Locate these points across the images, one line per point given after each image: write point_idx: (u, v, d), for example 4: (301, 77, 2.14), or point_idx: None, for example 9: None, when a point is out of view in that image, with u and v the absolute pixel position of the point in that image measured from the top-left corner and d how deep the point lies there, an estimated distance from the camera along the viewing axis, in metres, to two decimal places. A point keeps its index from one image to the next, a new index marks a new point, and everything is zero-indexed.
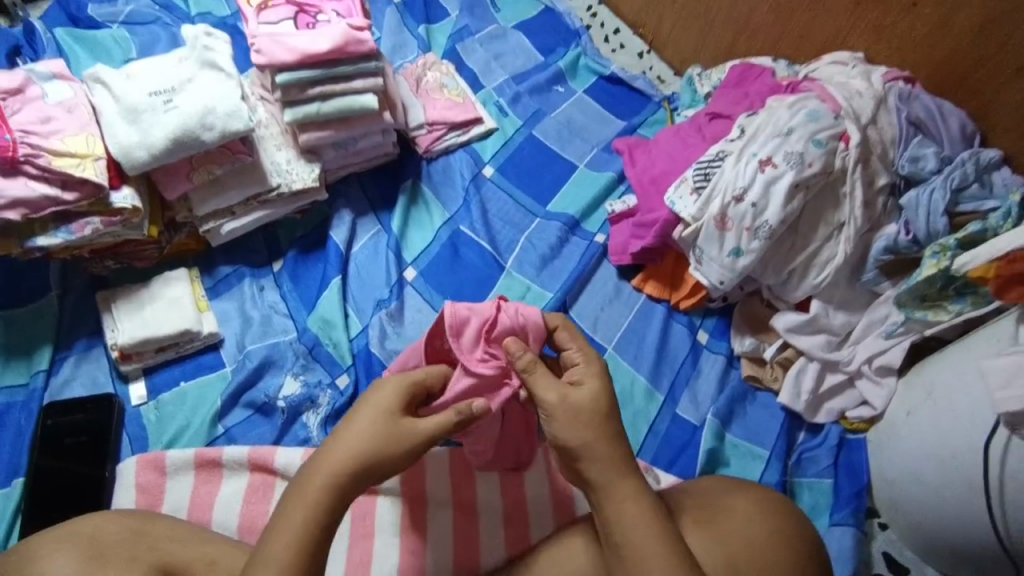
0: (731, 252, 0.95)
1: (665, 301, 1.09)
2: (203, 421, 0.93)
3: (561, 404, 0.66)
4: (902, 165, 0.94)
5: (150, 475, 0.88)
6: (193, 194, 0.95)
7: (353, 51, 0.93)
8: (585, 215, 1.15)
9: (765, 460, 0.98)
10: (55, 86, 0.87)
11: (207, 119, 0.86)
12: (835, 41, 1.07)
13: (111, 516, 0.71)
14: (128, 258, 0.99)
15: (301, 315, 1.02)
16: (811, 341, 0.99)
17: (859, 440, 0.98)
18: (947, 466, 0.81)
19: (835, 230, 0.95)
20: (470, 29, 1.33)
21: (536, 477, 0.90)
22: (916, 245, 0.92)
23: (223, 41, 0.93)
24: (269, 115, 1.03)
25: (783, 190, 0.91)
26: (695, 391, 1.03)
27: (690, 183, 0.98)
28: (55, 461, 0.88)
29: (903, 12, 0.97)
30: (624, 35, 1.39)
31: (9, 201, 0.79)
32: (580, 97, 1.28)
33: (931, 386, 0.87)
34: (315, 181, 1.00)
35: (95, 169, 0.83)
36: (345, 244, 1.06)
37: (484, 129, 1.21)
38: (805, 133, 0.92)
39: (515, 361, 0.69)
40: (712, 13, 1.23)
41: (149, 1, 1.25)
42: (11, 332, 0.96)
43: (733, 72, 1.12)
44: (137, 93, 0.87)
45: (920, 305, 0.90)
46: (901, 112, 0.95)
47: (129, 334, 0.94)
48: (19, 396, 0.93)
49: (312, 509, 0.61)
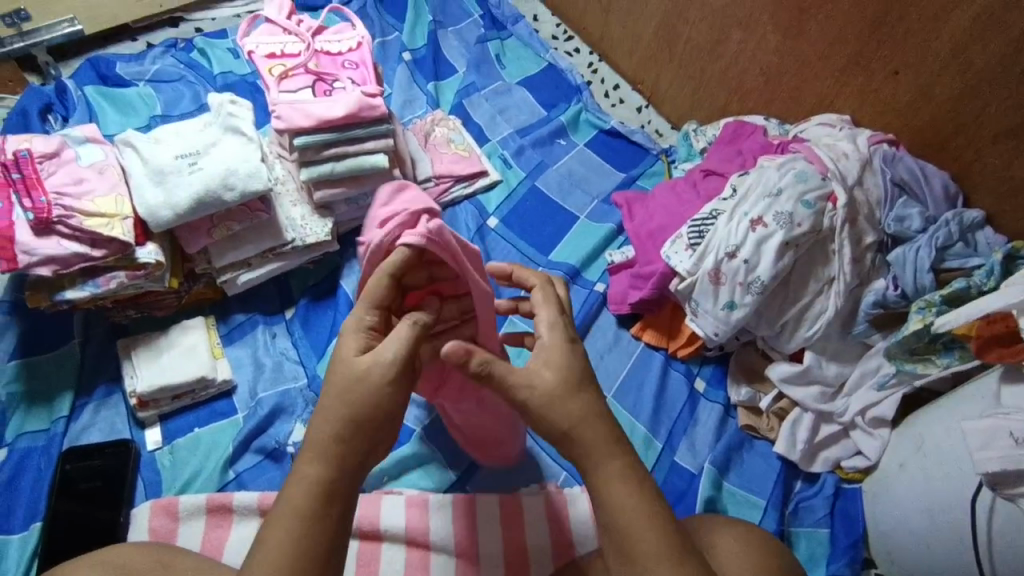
0: (725, 305, 0.99)
1: (662, 349, 1.12)
2: (216, 466, 0.97)
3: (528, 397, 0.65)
4: (888, 225, 0.98)
5: (163, 521, 0.90)
6: (213, 248, 1.00)
7: (366, 117, 0.99)
8: (585, 265, 1.19)
9: (762, 509, 1.00)
10: (88, 149, 0.93)
11: (229, 180, 0.92)
12: (823, 104, 1.13)
13: (138, 547, 0.74)
14: (149, 308, 1.05)
15: (311, 361, 1.06)
16: (805, 393, 1.02)
17: (854, 489, 1.00)
18: (939, 521, 0.83)
19: (826, 285, 0.99)
20: (476, 85, 1.39)
21: (537, 525, 0.92)
22: (904, 300, 0.96)
23: (246, 107, 0.99)
24: (285, 171, 1.09)
25: (774, 248, 0.95)
26: (692, 439, 1.06)
27: (685, 239, 1.02)
28: (72, 506, 0.91)
29: (886, 80, 1.02)
30: (624, 91, 1.45)
31: (42, 259, 0.84)
32: (581, 150, 1.34)
33: (921, 437, 0.90)
34: (328, 235, 1.05)
35: (123, 229, 0.88)
36: (354, 292, 1.10)
37: (489, 181, 1.26)
38: (794, 194, 0.97)
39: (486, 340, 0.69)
40: (707, 73, 1.29)
41: (174, 61, 1.33)
42: (35, 378, 1.00)
43: (727, 130, 1.18)
44: (165, 156, 0.93)
45: (910, 358, 0.93)
46: (886, 174, 1.00)
47: (147, 382, 0.98)
48: (39, 441, 0.97)
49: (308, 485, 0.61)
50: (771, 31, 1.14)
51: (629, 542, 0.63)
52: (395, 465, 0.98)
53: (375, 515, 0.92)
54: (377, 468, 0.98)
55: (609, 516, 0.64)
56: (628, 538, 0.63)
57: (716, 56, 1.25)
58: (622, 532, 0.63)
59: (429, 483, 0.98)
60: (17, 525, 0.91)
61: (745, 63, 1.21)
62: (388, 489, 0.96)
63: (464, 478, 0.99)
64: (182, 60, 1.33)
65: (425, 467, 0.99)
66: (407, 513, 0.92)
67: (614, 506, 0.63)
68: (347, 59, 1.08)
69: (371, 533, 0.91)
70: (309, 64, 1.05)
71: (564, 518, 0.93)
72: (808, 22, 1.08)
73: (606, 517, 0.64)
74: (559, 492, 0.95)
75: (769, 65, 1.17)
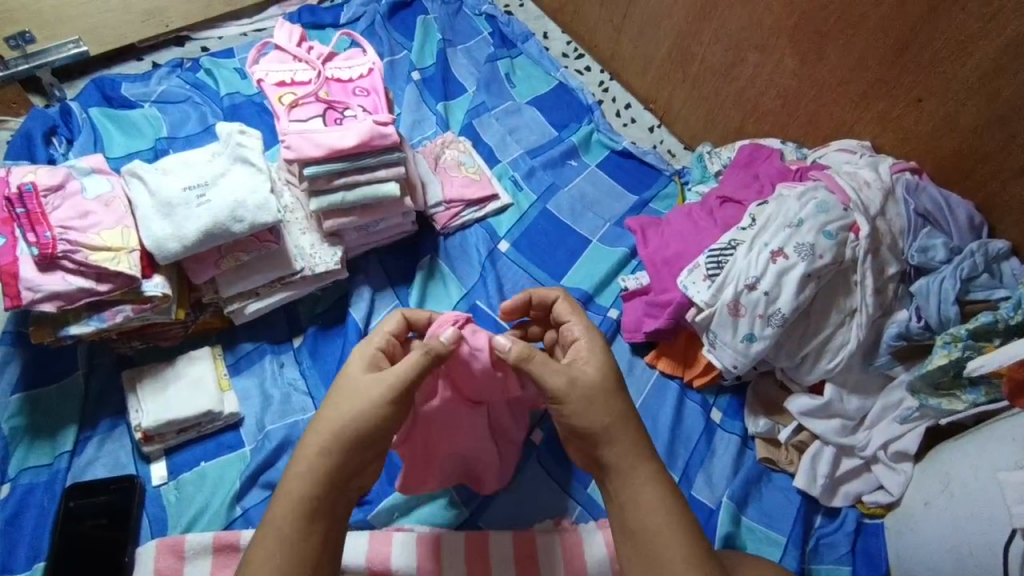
0: (745, 337, 0.97)
1: (678, 378, 1.10)
2: (222, 502, 0.94)
3: (571, 388, 0.70)
4: (911, 256, 0.96)
5: (168, 561, 0.88)
6: (221, 278, 0.98)
7: (378, 145, 0.98)
8: (598, 290, 1.17)
9: (782, 546, 0.97)
10: (94, 180, 0.92)
11: (238, 212, 0.91)
12: (842, 128, 1.12)
13: None
14: (154, 338, 1.02)
15: (320, 393, 1.03)
16: (826, 426, 0.99)
17: (876, 525, 0.97)
18: (968, 566, 0.80)
19: (847, 316, 0.97)
20: (486, 105, 1.37)
21: (552, 563, 0.89)
22: (928, 332, 0.93)
23: (255, 137, 0.97)
24: (294, 199, 1.08)
25: (795, 281, 0.93)
26: (709, 472, 1.03)
27: (703, 269, 1.00)
28: (75, 546, 0.88)
29: (908, 107, 1.01)
30: (635, 110, 1.43)
31: (47, 295, 0.83)
32: (593, 171, 1.31)
33: (947, 477, 0.87)
34: (337, 264, 1.04)
35: (129, 262, 0.87)
36: (364, 320, 1.08)
37: (501, 204, 1.24)
38: (816, 225, 0.95)
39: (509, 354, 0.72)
40: (721, 95, 1.27)
41: (180, 81, 1.31)
42: (38, 411, 0.98)
43: (743, 153, 1.15)
44: (172, 187, 0.91)
45: (934, 393, 0.91)
46: (908, 205, 0.99)
47: (152, 416, 0.96)
48: (42, 476, 0.95)
49: (298, 502, 0.66)
50: (789, 54, 1.12)
51: (653, 544, 0.66)
52: (406, 500, 0.95)
53: (387, 553, 0.88)
54: (388, 502, 0.95)
55: (639, 517, 0.67)
56: (653, 541, 0.66)
57: (732, 78, 1.23)
58: (651, 535, 0.66)
59: (441, 519, 0.95)
60: (19, 564, 0.88)
61: (762, 85, 1.19)
62: (398, 526, 0.93)
63: (478, 512, 0.97)
64: (188, 80, 1.31)
65: (434, 502, 0.96)
66: (418, 552, 0.89)
67: (644, 513, 0.67)
68: (357, 85, 1.07)
69: (382, 572, 0.88)
70: (320, 92, 1.04)
71: (580, 556, 0.90)
72: (827, 46, 1.06)
73: (629, 519, 0.68)
74: (575, 529, 0.92)
75: (786, 88, 1.15)
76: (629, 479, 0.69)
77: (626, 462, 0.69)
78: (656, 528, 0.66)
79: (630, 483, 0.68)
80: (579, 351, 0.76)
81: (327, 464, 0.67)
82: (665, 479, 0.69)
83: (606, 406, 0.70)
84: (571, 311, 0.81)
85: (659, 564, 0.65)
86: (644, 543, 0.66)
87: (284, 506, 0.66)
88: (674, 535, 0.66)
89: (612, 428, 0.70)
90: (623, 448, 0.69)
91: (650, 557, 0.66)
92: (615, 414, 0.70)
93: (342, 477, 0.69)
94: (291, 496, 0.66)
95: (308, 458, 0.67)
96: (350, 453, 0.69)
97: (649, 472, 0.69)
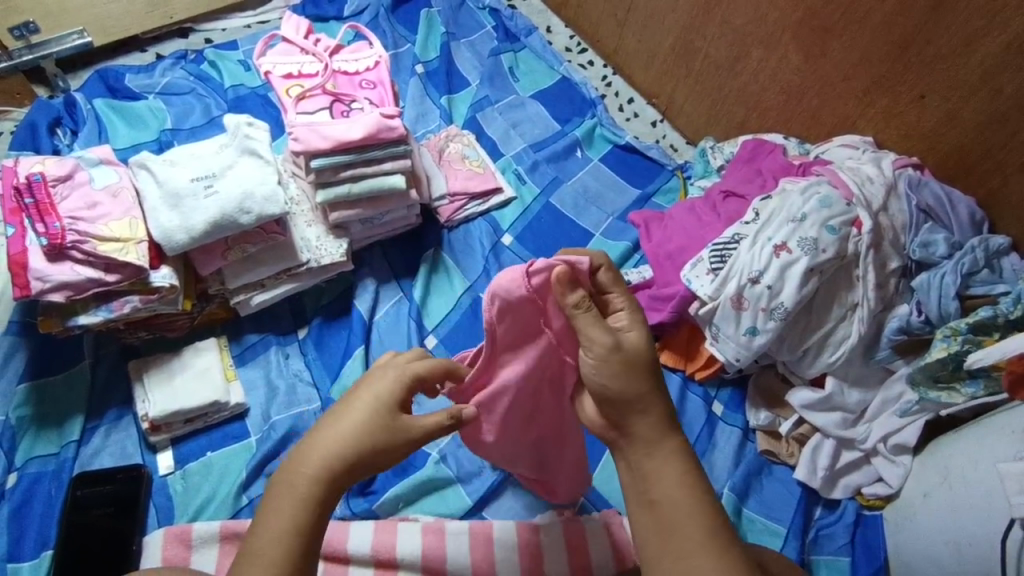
0: (746, 330, 0.98)
1: (680, 370, 1.11)
2: (229, 491, 0.95)
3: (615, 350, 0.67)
4: (913, 250, 0.97)
5: (175, 549, 0.88)
6: (227, 270, 0.99)
7: (384, 138, 0.99)
8: None
9: (783, 537, 0.98)
10: (101, 171, 0.93)
11: (245, 204, 0.91)
12: (844, 125, 1.13)
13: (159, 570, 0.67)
14: (161, 329, 1.03)
15: (324, 383, 1.04)
16: (826, 419, 0.99)
17: (875, 516, 0.98)
18: (964, 554, 0.82)
19: (849, 311, 0.98)
20: (490, 99, 1.37)
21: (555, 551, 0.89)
22: (928, 326, 0.94)
23: (263, 129, 0.98)
24: (300, 190, 1.08)
25: (798, 275, 0.95)
26: (711, 464, 1.04)
27: (706, 263, 1.01)
28: (85, 533, 0.89)
29: (911, 103, 1.02)
30: (638, 105, 1.44)
31: (56, 285, 0.84)
32: (596, 166, 1.32)
33: (947, 470, 0.88)
34: (343, 256, 1.04)
35: (138, 253, 0.88)
36: (367, 312, 1.09)
37: (504, 198, 1.24)
38: (819, 220, 0.96)
39: (565, 300, 0.67)
40: (724, 91, 1.28)
41: (184, 73, 1.31)
42: (45, 401, 0.99)
43: (746, 148, 1.16)
44: (180, 178, 0.92)
45: (934, 386, 0.91)
46: (910, 200, 1.00)
47: (159, 407, 0.96)
48: (50, 465, 0.95)
49: (303, 501, 0.61)
50: (792, 50, 1.13)
51: (662, 526, 0.65)
52: (411, 490, 0.96)
53: (392, 542, 0.89)
54: (393, 493, 0.96)
55: (654, 494, 0.67)
56: (657, 528, 0.65)
57: (735, 72, 1.24)
58: (668, 513, 0.65)
59: (445, 509, 0.96)
60: (27, 552, 0.89)
61: (765, 81, 1.19)
62: (404, 516, 0.94)
63: (483, 503, 0.98)
64: (192, 72, 1.31)
65: (442, 492, 0.98)
66: (423, 542, 0.89)
67: (662, 498, 0.66)
68: (363, 78, 1.08)
69: (388, 561, 0.89)
70: (327, 85, 1.05)
71: (583, 546, 0.89)
72: (831, 42, 1.07)
73: (641, 496, 0.67)
74: (578, 520, 0.92)
75: (790, 84, 1.16)
76: (647, 459, 0.68)
77: (648, 441, 0.68)
78: (676, 504, 0.65)
79: (641, 467, 0.68)
80: (618, 321, 0.71)
81: (335, 460, 0.62)
82: (689, 454, 0.69)
83: (632, 384, 0.67)
84: (616, 283, 0.71)
85: (674, 545, 0.64)
86: (663, 520, 0.65)
87: (283, 498, 0.61)
88: (690, 515, 0.64)
89: (630, 401, 0.68)
90: (633, 427, 0.69)
91: (663, 540, 0.64)
92: (637, 391, 0.68)
93: (349, 471, 0.63)
94: (293, 492, 0.61)
95: (319, 448, 0.63)
96: (372, 452, 0.64)
97: (675, 446, 0.68)
